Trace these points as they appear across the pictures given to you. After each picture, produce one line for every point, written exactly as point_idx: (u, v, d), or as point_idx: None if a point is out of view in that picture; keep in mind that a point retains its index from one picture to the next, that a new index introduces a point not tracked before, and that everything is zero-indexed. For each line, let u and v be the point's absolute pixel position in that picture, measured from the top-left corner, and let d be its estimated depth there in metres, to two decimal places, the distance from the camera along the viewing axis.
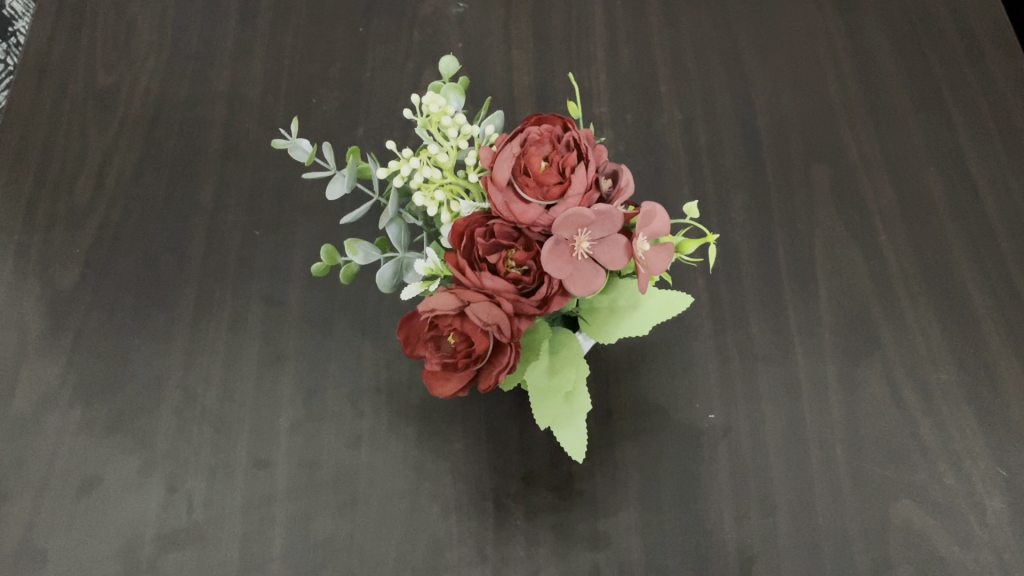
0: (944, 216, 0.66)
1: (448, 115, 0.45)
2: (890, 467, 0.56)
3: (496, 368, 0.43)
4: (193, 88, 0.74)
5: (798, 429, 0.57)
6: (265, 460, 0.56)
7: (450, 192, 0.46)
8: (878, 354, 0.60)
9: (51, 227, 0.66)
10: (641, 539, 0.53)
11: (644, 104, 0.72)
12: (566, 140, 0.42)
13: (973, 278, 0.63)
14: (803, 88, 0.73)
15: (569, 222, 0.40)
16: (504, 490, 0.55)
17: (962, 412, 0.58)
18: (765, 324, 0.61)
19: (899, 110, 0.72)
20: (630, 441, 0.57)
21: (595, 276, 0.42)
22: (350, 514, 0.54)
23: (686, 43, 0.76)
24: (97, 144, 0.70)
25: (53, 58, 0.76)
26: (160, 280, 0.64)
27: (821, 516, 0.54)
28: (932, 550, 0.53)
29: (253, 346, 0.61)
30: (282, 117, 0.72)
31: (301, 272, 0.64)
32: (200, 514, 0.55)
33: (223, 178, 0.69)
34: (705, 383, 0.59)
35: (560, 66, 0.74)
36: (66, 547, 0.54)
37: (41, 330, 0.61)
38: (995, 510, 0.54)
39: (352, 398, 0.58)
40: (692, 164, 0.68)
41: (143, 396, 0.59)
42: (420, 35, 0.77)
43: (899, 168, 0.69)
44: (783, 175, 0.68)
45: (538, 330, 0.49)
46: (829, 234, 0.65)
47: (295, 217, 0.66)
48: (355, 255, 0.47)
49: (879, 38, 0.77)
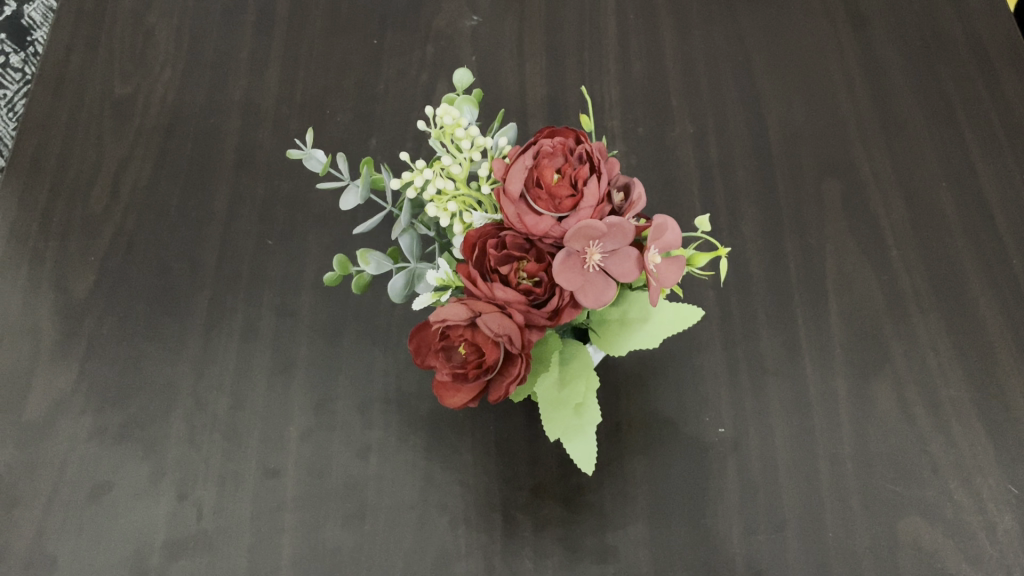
0: (956, 232, 0.66)
1: (461, 128, 0.45)
2: (901, 484, 0.55)
3: (507, 380, 0.43)
4: (209, 98, 0.75)
5: (809, 444, 0.57)
6: (276, 469, 0.56)
7: (462, 204, 0.47)
8: (888, 369, 0.60)
9: (66, 234, 0.67)
10: (649, 553, 0.53)
11: (655, 117, 0.72)
12: (578, 153, 0.42)
13: (985, 295, 0.63)
14: (815, 103, 0.74)
15: (579, 235, 0.40)
16: (512, 501, 0.55)
17: (973, 429, 0.57)
18: (774, 339, 0.61)
19: (910, 126, 0.72)
20: (639, 454, 0.57)
21: (605, 288, 0.43)
22: (359, 524, 0.54)
23: (698, 57, 0.77)
24: (112, 153, 0.71)
25: (71, 67, 0.77)
26: (172, 288, 0.64)
27: (830, 532, 0.54)
28: (941, 567, 0.53)
29: (264, 354, 0.61)
30: (296, 128, 0.73)
31: (313, 281, 0.64)
32: (209, 522, 0.55)
33: (237, 187, 0.69)
34: (716, 396, 0.58)
35: (572, 79, 0.75)
36: (75, 553, 0.54)
37: (54, 337, 0.62)
38: (1006, 528, 0.54)
39: (362, 407, 0.59)
40: (702, 177, 0.69)
41: (155, 404, 0.59)
42: (433, 47, 0.77)
43: (911, 184, 0.69)
44: (793, 190, 0.68)
45: (546, 343, 0.48)
46: (839, 248, 0.65)
47: (308, 226, 0.67)
48: (367, 265, 0.47)
49: (891, 55, 0.77)
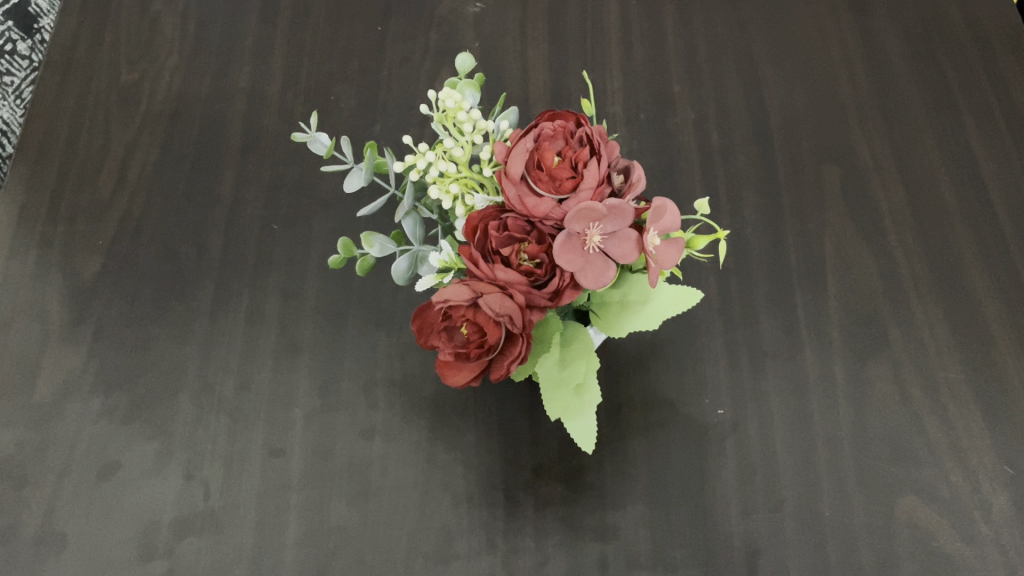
0: (954, 217, 0.67)
1: (463, 111, 0.45)
2: (897, 465, 0.56)
3: (508, 359, 0.44)
4: (215, 84, 0.75)
5: (807, 425, 0.57)
6: (281, 449, 0.57)
7: (464, 186, 0.47)
8: (886, 352, 0.60)
9: (75, 219, 0.68)
10: (648, 531, 0.54)
11: (657, 103, 0.73)
12: (578, 136, 0.43)
13: (982, 278, 0.64)
14: (816, 89, 0.74)
15: (580, 216, 0.41)
16: (515, 481, 0.56)
17: (969, 410, 0.58)
18: (773, 322, 0.61)
19: (910, 112, 0.73)
20: (639, 435, 0.57)
21: (606, 269, 0.43)
22: (363, 503, 0.55)
23: (699, 43, 0.77)
24: (119, 138, 0.72)
25: (78, 54, 0.77)
26: (179, 272, 0.65)
27: (827, 511, 0.55)
28: (937, 546, 0.53)
29: (269, 336, 0.62)
30: (301, 113, 0.73)
31: (318, 264, 0.65)
32: (217, 500, 0.56)
33: (243, 171, 0.70)
34: (715, 379, 0.59)
35: (574, 65, 0.75)
36: (85, 530, 0.55)
37: (63, 320, 0.63)
38: (1000, 507, 0.55)
39: (366, 389, 0.60)
40: (704, 162, 0.69)
41: (163, 384, 0.60)
42: (436, 34, 0.78)
43: (910, 169, 0.69)
44: (793, 175, 0.69)
45: (549, 323, 0.49)
46: (839, 233, 0.66)
47: (312, 210, 0.68)
48: (371, 247, 0.48)
49: (892, 41, 0.77)
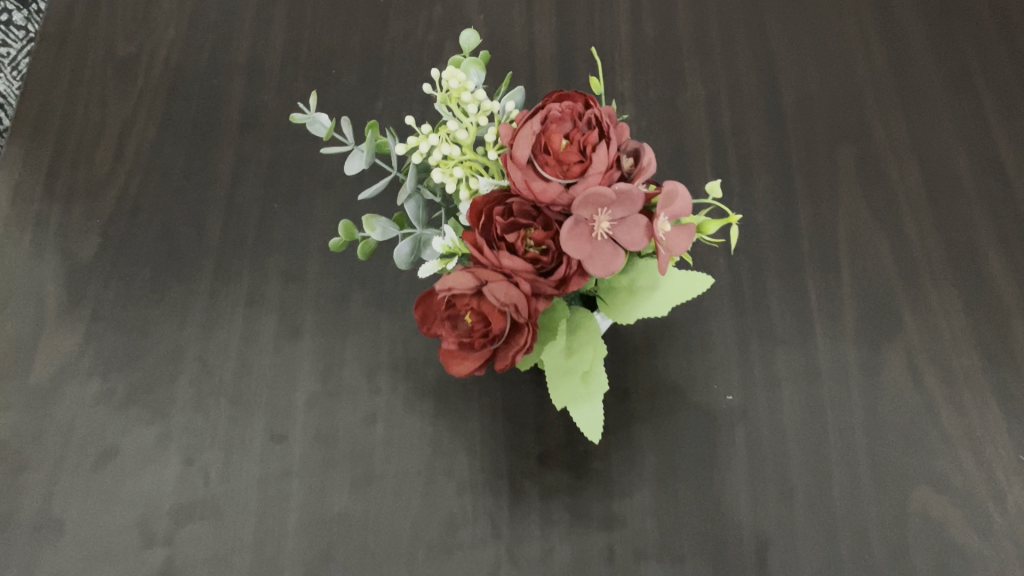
0: (971, 200, 0.65)
1: (468, 91, 0.44)
2: (911, 454, 0.55)
3: (513, 349, 0.42)
4: (213, 58, 0.73)
5: (818, 414, 0.56)
6: (282, 434, 0.57)
7: (468, 169, 0.46)
8: (900, 339, 0.59)
9: (70, 198, 0.66)
10: (656, 520, 0.53)
11: (667, 80, 0.70)
12: (587, 118, 0.41)
13: (999, 264, 0.62)
14: (831, 66, 0.72)
15: (588, 202, 0.40)
16: (520, 468, 0.55)
17: (985, 399, 0.57)
18: (785, 307, 0.60)
19: (927, 91, 0.70)
20: (646, 422, 0.56)
21: (615, 256, 0.42)
22: (366, 490, 0.55)
23: (711, 18, 0.74)
24: (115, 115, 0.70)
25: (73, 27, 0.75)
26: (177, 253, 0.64)
27: (838, 501, 0.54)
28: (950, 538, 0.52)
29: (270, 319, 0.61)
30: (301, 89, 0.71)
31: (319, 246, 0.64)
32: (217, 487, 0.55)
33: (242, 150, 0.68)
34: (724, 366, 0.58)
35: (582, 39, 0.73)
36: (84, 516, 0.55)
37: (60, 302, 0.62)
38: (1015, 498, 0.54)
39: (369, 373, 0.59)
40: (715, 141, 0.67)
41: (162, 368, 0.59)
42: (440, 8, 0.76)
43: (926, 150, 0.67)
44: (807, 155, 0.67)
45: (555, 310, 0.48)
46: (853, 216, 0.64)
47: (313, 190, 0.66)
48: (373, 231, 0.47)
49: (910, 16, 0.75)
